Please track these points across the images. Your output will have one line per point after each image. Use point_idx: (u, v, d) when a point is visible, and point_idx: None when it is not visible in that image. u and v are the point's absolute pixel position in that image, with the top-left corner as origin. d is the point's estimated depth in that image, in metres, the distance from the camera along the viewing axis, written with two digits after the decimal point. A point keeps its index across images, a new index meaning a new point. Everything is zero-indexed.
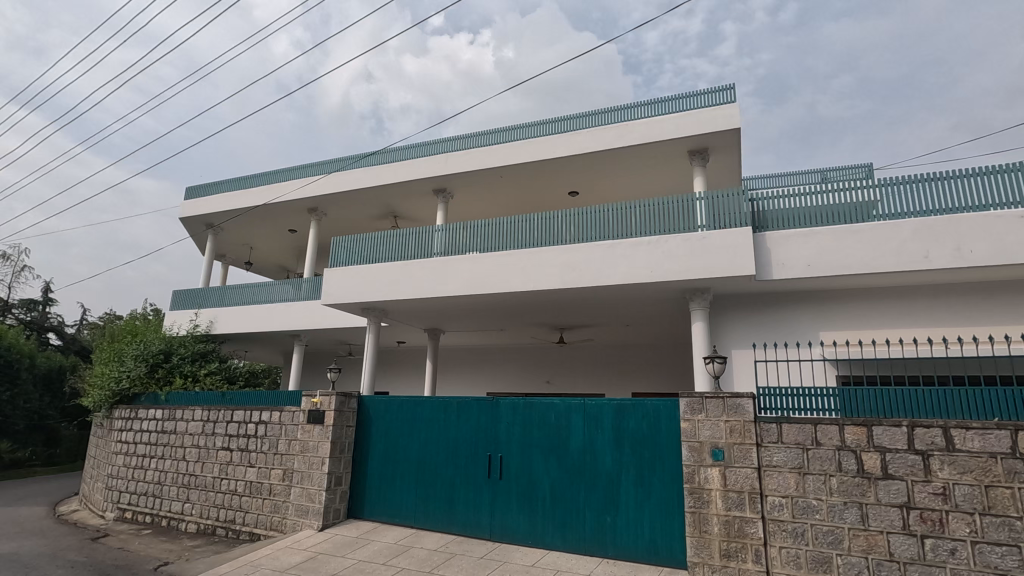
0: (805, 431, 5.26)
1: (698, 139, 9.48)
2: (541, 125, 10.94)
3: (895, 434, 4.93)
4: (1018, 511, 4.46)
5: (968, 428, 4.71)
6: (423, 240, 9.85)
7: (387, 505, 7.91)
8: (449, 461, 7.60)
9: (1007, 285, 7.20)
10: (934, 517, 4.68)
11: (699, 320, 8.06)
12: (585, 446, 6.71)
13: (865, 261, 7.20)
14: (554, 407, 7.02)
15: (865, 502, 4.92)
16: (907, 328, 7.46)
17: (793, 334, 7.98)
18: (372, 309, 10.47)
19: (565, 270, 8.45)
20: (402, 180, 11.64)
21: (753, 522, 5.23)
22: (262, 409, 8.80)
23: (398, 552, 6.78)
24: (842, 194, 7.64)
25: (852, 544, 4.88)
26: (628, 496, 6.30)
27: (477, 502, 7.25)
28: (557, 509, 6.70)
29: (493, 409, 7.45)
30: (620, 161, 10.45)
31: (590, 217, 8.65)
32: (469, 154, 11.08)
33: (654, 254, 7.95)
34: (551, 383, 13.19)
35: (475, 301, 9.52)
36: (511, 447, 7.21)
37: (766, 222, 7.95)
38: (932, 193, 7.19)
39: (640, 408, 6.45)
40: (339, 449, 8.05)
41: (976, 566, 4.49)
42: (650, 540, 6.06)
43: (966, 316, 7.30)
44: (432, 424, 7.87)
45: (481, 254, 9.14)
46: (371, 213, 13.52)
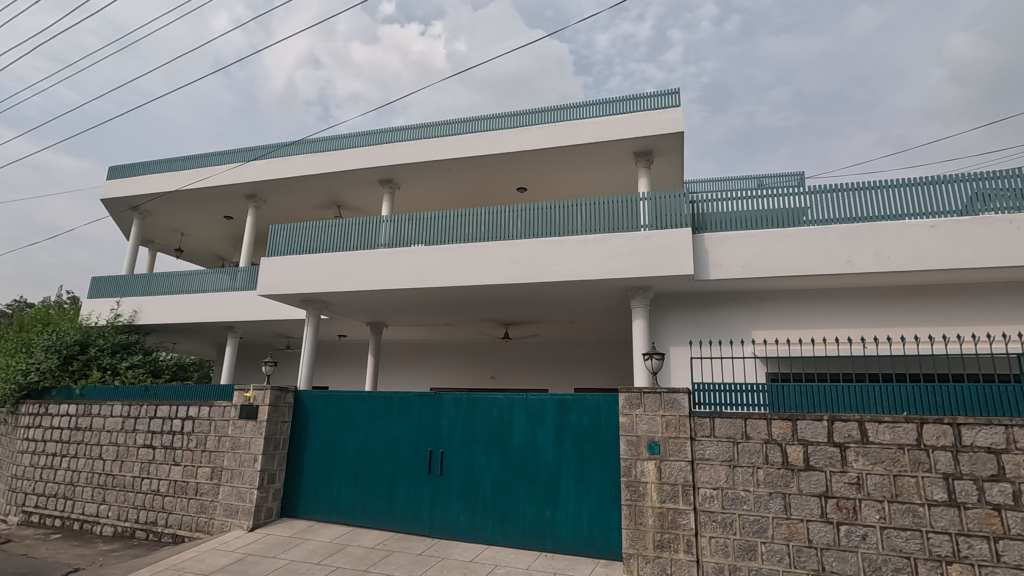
0: (736, 425, 5.48)
1: (644, 141, 9.69)
2: (492, 119, 10.87)
3: (817, 427, 5.22)
4: (921, 499, 4.82)
5: (880, 421, 5.06)
6: (368, 231, 9.59)
7: (324, 503, 7.68)
8: (389, 457, 7.45)
9: (917, 290, 7.78)
10: (849, 505, 4.99)
11: (639, 317, 8.27)
12: (526, 441, 6.73)
13: (795, 263, 7.57)
14: (497, 403, 7.01)
15: (788, 492, 5.18)
16: (830, 329, 7.93)
17: (726, 333, 8.33)
18: (312, 301, 10.12)
19: (512, 266, 8.45)
20: (347, 168, 11.29)
21: (685, 513, 5.42)
22: (189, 404, 8.33)
23: (333, 551, 6.58)
24: (776, 199, 8.00)
25: (775, 533, 5.14)
26: (568, 490, 6.39)
27: (417, 497, 7.15)
28: (497, 503, 6.71)
29: (435, 405, 7.34)
30: (568, 159, 10.54)
31: (537, 214, 8.68)
32: (418, 144, 10.87)
33: (599, 252, 8.09)
34: (495, 378, 13.21)
35: (420, 295, 9.38)
36: (453, 442, 7.14)
37: (705, 224, 8.23)
38: (856, 201, 7.66)
39: (582, 402, 6.52)
40: (273, 446, 7.74)
41: (884, 550, 4.82)
42: (588, 532, 6.19)
43: (883, 318, 7.82)
44: (372, 420, 7.69)
45: (427, 247, 9.00)
46: (313, 202, 13.05)
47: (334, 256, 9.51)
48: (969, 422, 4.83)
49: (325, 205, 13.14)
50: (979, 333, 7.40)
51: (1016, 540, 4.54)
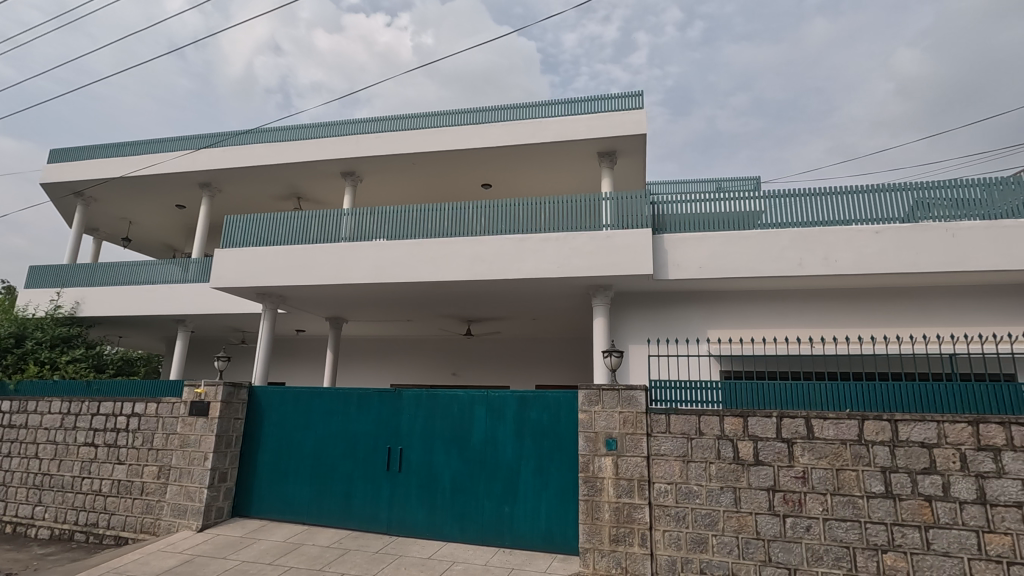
0: (690, 421, 5.63)
1: (607, 141, 9.81)
2: (458, 114, 10.80)
3: (766, 423, 5.42)
4: (861, 491, 5.07)
5: (825, 418, 5.29)
6: (328, 224, 9.38)
7: (278, 501, 7.49)
8: (347, 455, 7.33)
9: (862, 293, 8.16)
10: (795, 498, 5.20)
11: (600, 315, 8.40)
12: (486, 438, 6.74)
13: (749, 265, 7.82)
14: (457, 399, 6.99)
15: (738, 486, 5.36)
16: (781, 329, 8.24)
17: (683, 332, 8.53)
18: (268, 295, 9.85)
19: (475, 262, 8.43)
20: (307, 159, 11.01)
21: (640, 507, 5.54)
22: (135, 401, 7.99)
23: (287, 551, 6.44)
24: (734, 202, 8.24)
25: (726, 525, 5.31)
26: (527, 486, 6.44)
27: (375, 494, 7.07)
28: (456, 500, 6.70)
29: (395, 401, 7.26)
30: (532, 157, 10.57)
31: (500, 211, 8.68)
32: (381, 137, 10.69)
33: (561, 250, 8.15)
34: (457, 375, 13.16)
35: (381, 290, 9.25)
36: (412, 439, 7.08)
37: (665, 225, 8.42)
38: (808, 207, 7.96)
39: (542, 399, 6.57)
40: (225, 444, 7.50)
41: (826, 541, 5.05)
42: (546, 527, 6.26)
43: (831, 319, 8.16)
44: (330, 416, 7.54)
45: (389, 242, 8.87)
46: (271, 193, 12.68)
47: (292, 248, 9.27)
48: (905, 418, 5.09)
49: (284, 197, 12.79)
50: (916, 334, 7.83)
51: (945, 528, 4.82)
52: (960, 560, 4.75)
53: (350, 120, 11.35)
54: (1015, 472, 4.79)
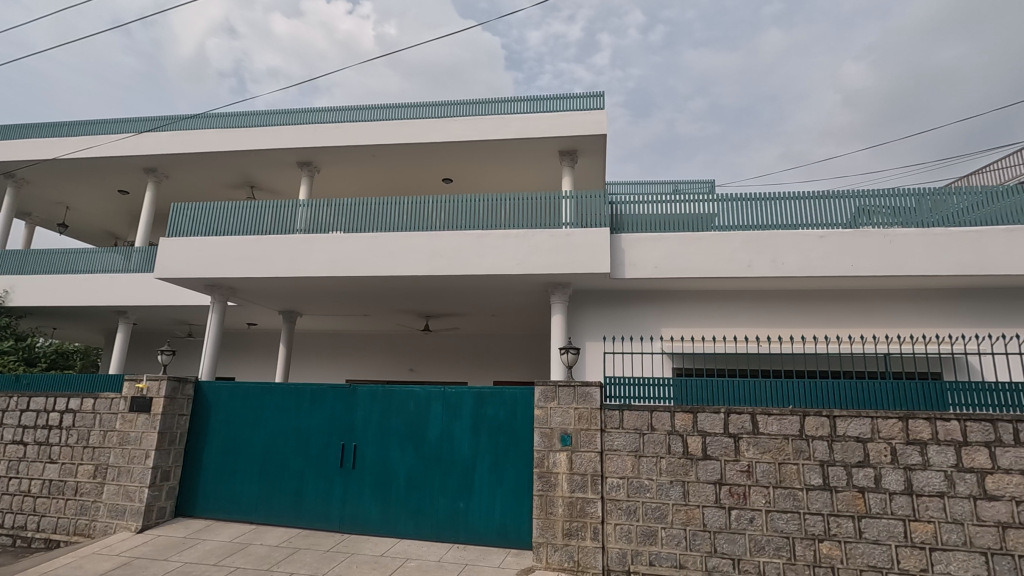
0: (642, 417, 5.75)
1: (569, 140, 9.90)
2: (419, 107, 10.67)
3: (714, 419, 5.60)
4: (801, 484, 5.31)
5: (769, 413, 5.51)
6: (283, 215, 9.11)
7: (224, 500, 7.25)
8: (298, 452, 7.16)
9: (807, 294, 8.53)
10: (740, 491, 5.40)
11: (558, 312, 8.49)
12: (442, 434, 6.71)
13: (702, 266, 8.05)
14: (414, 395, 6.92)
15: (687, 480, 5.52)
16: (731, 328, 8.53)
17: (638, 330, 8.72)
18: (218, 287, 9.50)
19: (434, 258, 8.36)
20: (261, 147, 10.65)
21: (593, 502, 5.64)
22: (70, 396, 7.56)
23: (233, 551, 6.25)
24: (689, 204, 8.45)
25: (674, 518, 5.47)
26: (482, 481, 6.45)
27: (327, 491, 6.94)
28: (411, 496, 6.65)
29: (349, 397, 7.13)
30: (494, 153, 10.57)
31: (461, 206, 8.63)
32: (340, 127, 10.45)
33: (521, 247, 8.18)
34: (414, 371, 13.04)
35: (337, 284, 9.06)
36: (367, 436, 6.97)
37: (623, 224, 8.56)
38: (759, 210, 8.25)
39: (499, 395, 6.59)
40: (168, 441, 7.19)
41: (768, 531, 5.27)
42: (501, 523, 6.30)
43: (777, 319, 8.50)
44: (281, 413, 7.34)
45: (346, 234, 8.69)
46: (223, 181, 12.21)
47: (243, 239, 8.95)
48: (843, 414, 5.36)
49: (237, 185, 12.34)
50: (854, 335, 8.26)
51: (875, 518, 5.11)
52: (888, 547, 5.04)
53: (308, 108, 11.05)
54: (938, 463, 5.11)
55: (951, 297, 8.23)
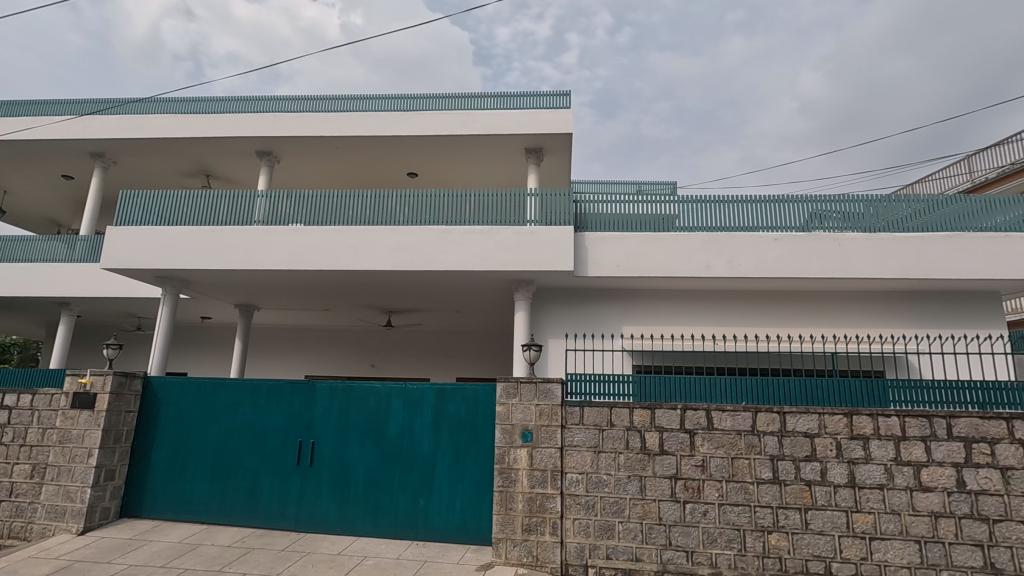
0: (602, 413, 5.84)
1: (535, 138, 9.94)
2: (385, 99, 10.51)
3: (671, 415, 5.73)
4: (752, 477, 5.49)
5: (723, 410, 5.68)
6: (240, 206, 8.82)
7: (174, 499, 7.00)
8: (253, 449, 6.96)
9: (761, 295, 8.82)
10: (694, 485, 5.55)
11: (521, 309, 8.53)
12: (403, 430, 6.65)
13: (662, 266, 8.22)
14: (374, 391, 6.83)
15: (644, 475, 5.64)
16: (689, 326, 8.75)
17: (600, 327, 8.85)
18: (169, 279, 9.14)
19: (397, 252, 8.26)
20: (218, 135, 10.28)
21: (552, 497, 5.69)
22: (6, 392, 7.14)
23: (182, 552, 6.04)
24: (652, 205, 8.61)
25: (631, 512, 5.58)
26: (443, 478, 6.43)
27: (283, 489, 6.78)
28: (370, 494, 6.57)
29: (308, 393, 6.98)
30: (460, 149, 10.51)
31: (425, 201, 8.55)
32: (302, 117, 10.19)
33: (486, 243, 8.17)
34: (375, 367, 12.88)
35: (297, 277, 8.85)
36: (326, 433, 6.84)
37: (587, 223, 8.66)
38: (718, 212, 8.48)
39: (461, 391, 6.57)
40: (114, 439, 6.89)
41: (720, 524, 5.44)
42: (461, 519, 6.29)
43: (734, 318, 8.76)
44: (236, 409, 7.13)
45: (307, 227, 8.49)
46: (176, 168, 11.74)
47: (198, 229, 8.63)
48: (792, 410, 5.57)
49: (191, 173, 11.89)
50: (804, 334, 8.60)
51: (821, 509, 5.34)
52: (832, 537, 5.27)
53: (268, 96, 10.73)
54: (879, 457, 5.37)
55: (894, 299, 8.66)
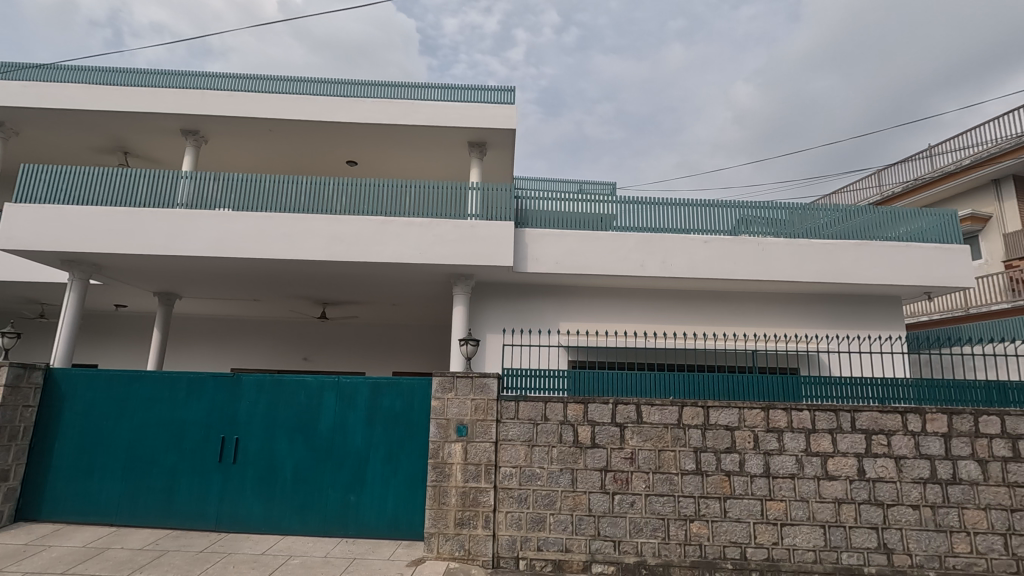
0: (537, 408, 5.91)
1: (478, 132, 9.89)
2: (323, 83, 10.12)
3: (604, 409, 5.89)
4: (676, 469, 5.74)
5: (652, 404, 5.89)
6: (162, 187, 8.24)
7: (79, 501, 6.49)
8: (171, 445, 6.57)
9: (691, 294, 9.21)
10: (623, 477, 5.74)
11: (460, 303, 8.50)
12: (335, 425, 6.47)
13: (600, 264, 8.40)
14: (305, 385, 6.60)
15: (576, 468, 5.76)
16: (623, 323, 9.01)
17: (537, 323, 8.95)
18: (78, 263, 8.43)
19: (332, 242, 8.00)
20: (139, 110, 9.56)
21: (486, 491, 5.72)
22: None
23: (88, 557, 5.62)
24: (591, 204, 8.79)
25: (562, 504, 5.69)
26: (376, 474, 6.31)
27: (203, 488, 6.44)
28: (298, 490, 6.35)
29: (232, 387, 6.65)
30: (402, 139, 10.32)
31: (364, 190, 8.32)
32: (233, 96, 9.65)
33: (425, 236, 8.07)
34: (308, 360, 12.43)
35: (224, 265, 8.40)
36: (251, 428, 6.55)
37: (528, 220, 8.72)
38: (653, 214, 8.78)
39: (396, 386, 6.47)
40: (9, 436, 6.28)
41: (647, 513, 5.65)
42: (393, 515, 6.22)
43: (665, 317, 9.10)
44: (152, 403, 6.69)
45: (236, 212, 8.07)
46: (89, 143, 10.82)
47: (112, 210, 8.00)
48: (715, 405, 5.85)
49: (107, 149, 10.99)
50: (729, 332, 9.05)
51: (738, 498, 5.65)
52: (747, 524, 5.60)
53: (196, 72, 10.09)
54: (791, 449, 5.75)
55: (809, 301, 9.28)
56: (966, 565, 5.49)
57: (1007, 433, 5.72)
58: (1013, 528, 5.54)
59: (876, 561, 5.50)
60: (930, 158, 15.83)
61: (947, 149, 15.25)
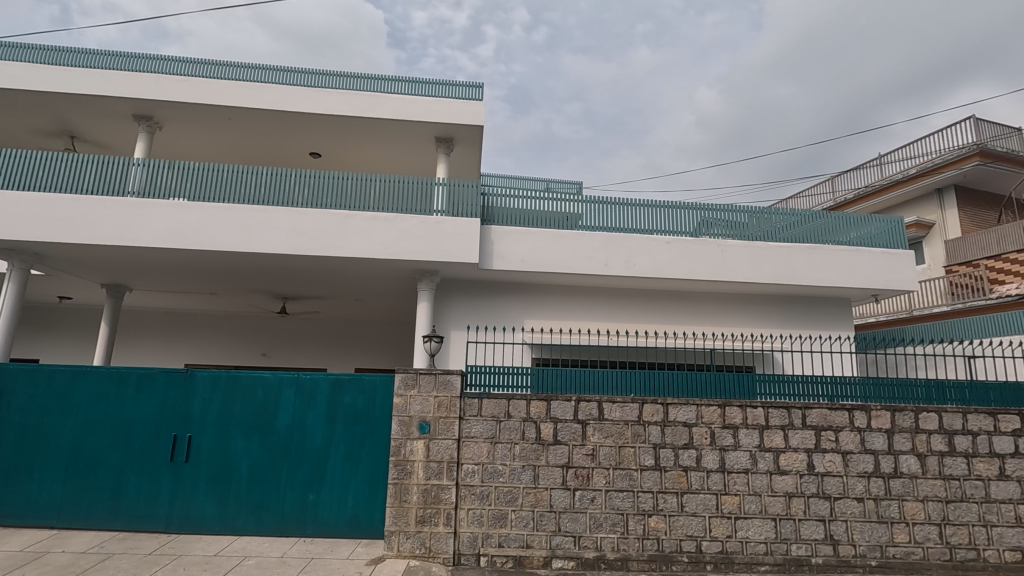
0: (500, 405, 5.92)
1: (445, 127, 9.82)
2: (286, 72, 9.86)
3: (566, 406, 5.94)
4: (636, 465, 5.84)
5: (614, 401, 5.98)
6: (111, 174, 7.87)
7: (17, 503, 6.15)
8: (118, 444, 6.30)
9: (653, 294, 9.39)
10: (584, 473, 5.81)
11: (424, 300, 8.43)
12: (294, 422, 6.32)
13: (565, 262, 8.47)
14: (263, 381, 6.43)
15: (537, 464, 5.81)
16: (587, 322, 9.12)
17: (502, 320, 8.97)
18: (18, 252, 7.98)
19: (293, 236, 7.82)
20: (87, 92, 9.09)
21: (447, 488, 5.70)
22: None
23: (25, 561, 5.34)
24: (557, 203, 8.85)
25: (524, 501, 5.73)
26: (335, 472, 6.20)
27: (152, 488, 6.20)
28: (253, 489, 6.19)
29: (185, 383, 6.42)
30: (367, 132, 10.15)
31: (327, 183, 8.15)
32: (190, 81, 9.29)
33: (390, 231, 7.97)
34: (267, 356, 12.11)
35: (177, 257, 8.09)
36: (205, 426, 6.34)
37: (494, 217, 8.71)
38: (618, 214, 8.91)
39: (358, 382, 6.38)
40: None
41: (606, 509, 5.74)
42: (352, 514, 6.13)
43: (628, 315, 9.25)
44: (98, 400, 6.40)
45: (191, 202, 7.78)
46: (31, 125, 10.22)
47: (57, 197, 7.60)
48: (674, 402, 5.99)
49: (51, 132, 10.41)
50: (689, 331, 9.27)
51: (694, 493, 5.81)
52: (703, 518, 5.76)
53: (150, 55, 9.67)
54: (745, 445, 5.93)
55: (765, 302, 9.59)
56: (905, 554, 5.78)
57: (944, 429, 6.04)
58: (948, 518, 5.87)
59: (823, 552, 5.74)
60: (880, 166, 16.55)
61: (896, 158, 15.98)
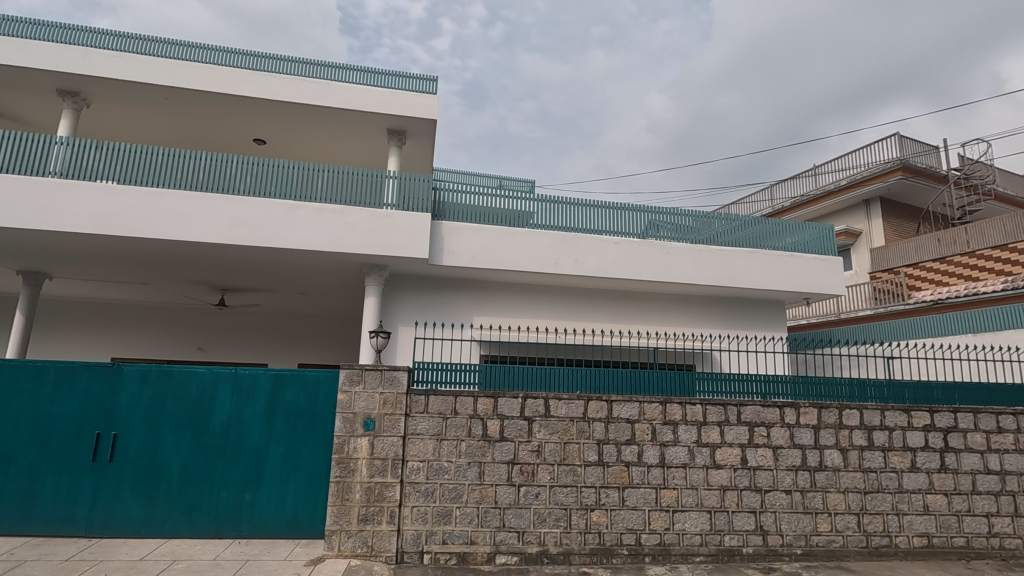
0: (447, 401, 5.89)
1: (397, 119, 9.66)
2: (230, 53, 9.41)
3: (513, 403, 5.97)
4: (580, 460, 5.95)
5: (560, 398, 6.06)
6: (30, 152, 7.30)
7: None
8: (33, 443, 5.86)
9: (601, 293, 9.57)
10: (529, 469, 5.87)
11: (372, 294, 8.27)
12: (230, 419, 6.07)
13: (516, 260, 8.50)
14: (197, 376, 6.14)
15: (483, 461, 5.81)
16: (536, 319, 9.21)
17: (451, 317, 8.93)
18: None
19: (234, 225, 7.49)
20: (4, 62, 8.36)
21: (391, 486, 5.62)
22: None
23: None
24: (509, 201, 8.87)
25: (469, 498, 5.72)
26: (274, 470, 6.00)
27: (72, 490, 5.81)
28: (185, 490, 5.90)
29: (111, 378, 6.04)
30: (315, 121, 9.85)
31: (272, 171, 7.86)
32: (123, 57, 8.72)
33: (337, 223, 7.76)
34: (203, 350, 11.56)
35: (104, 243, 7.59)
36: (132, 423, 5.99)
37: (445, 212, 8.64)
38: (569, 214, 9.03)
39: (300, 378, 6.19)
40: None
41: (551, 504, 5.82)
42: (291, 513, 5.95)
43: (576, 314, 9.40)
44: (11, 396, 5.93)
45: (122, 186, 7.32)
46: None
47: None
48: (617, 399, 6.14)
49: None
50: (635, 330, 9.52)
51: (635, 487, 5.97)
52: (642, 512, 5.93)
53: (77, 26, 8.99)
54: (684, 440, 6.15)
55: (706, 304, 9.97)
56: (827, 542, 6.15)
57: (864, 425, 6.46)
58: (865, 508, 6.29)
59: (753, 542, 6.04)
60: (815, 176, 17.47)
61: (829, 169, 16.92)
